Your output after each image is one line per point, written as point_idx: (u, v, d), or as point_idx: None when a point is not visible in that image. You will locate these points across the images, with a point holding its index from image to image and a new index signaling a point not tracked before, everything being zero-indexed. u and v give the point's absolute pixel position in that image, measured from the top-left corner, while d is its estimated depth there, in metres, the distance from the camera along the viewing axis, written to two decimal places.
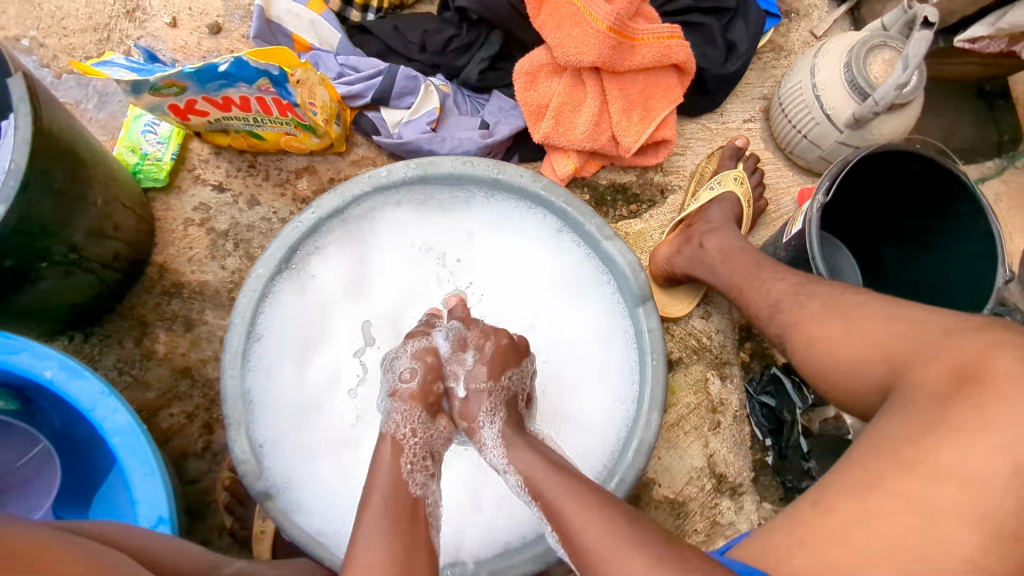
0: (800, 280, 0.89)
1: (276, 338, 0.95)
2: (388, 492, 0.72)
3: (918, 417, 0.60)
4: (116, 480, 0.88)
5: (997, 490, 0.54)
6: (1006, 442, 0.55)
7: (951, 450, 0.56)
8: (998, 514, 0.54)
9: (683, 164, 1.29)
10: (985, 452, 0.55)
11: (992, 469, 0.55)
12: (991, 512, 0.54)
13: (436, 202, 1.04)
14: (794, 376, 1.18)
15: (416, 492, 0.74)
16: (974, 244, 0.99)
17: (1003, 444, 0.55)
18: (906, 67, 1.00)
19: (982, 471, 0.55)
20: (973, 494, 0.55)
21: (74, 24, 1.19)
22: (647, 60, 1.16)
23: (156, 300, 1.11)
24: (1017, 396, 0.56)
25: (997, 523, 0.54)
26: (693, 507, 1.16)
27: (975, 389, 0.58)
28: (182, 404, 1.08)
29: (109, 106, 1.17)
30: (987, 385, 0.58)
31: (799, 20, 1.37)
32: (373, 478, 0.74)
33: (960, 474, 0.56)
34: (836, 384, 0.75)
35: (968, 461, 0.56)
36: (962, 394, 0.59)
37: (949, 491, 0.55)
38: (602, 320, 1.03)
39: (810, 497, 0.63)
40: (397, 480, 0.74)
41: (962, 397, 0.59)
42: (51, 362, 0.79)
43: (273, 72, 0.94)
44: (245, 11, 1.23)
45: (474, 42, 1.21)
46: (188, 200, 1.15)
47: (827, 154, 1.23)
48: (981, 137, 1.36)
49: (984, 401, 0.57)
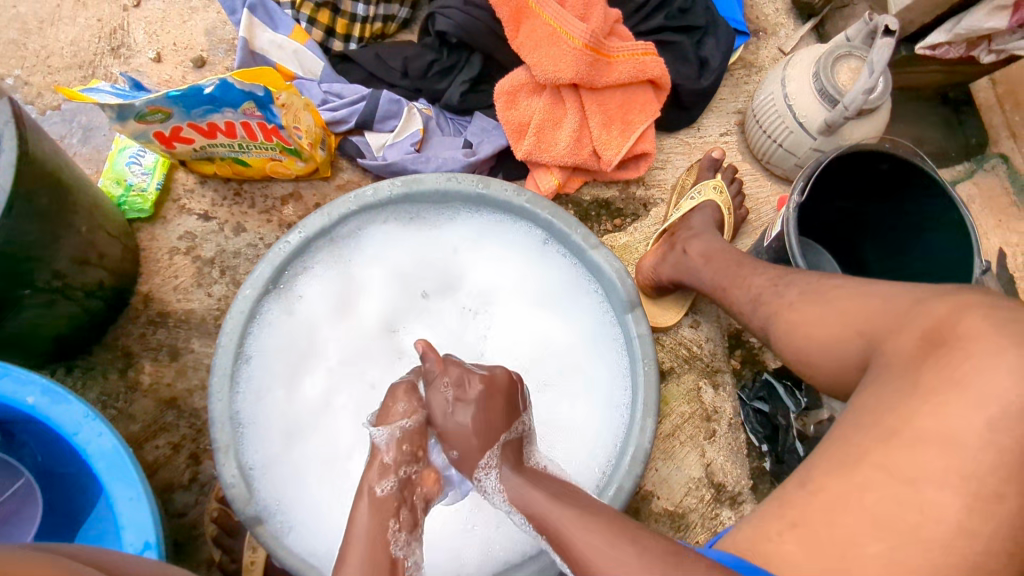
0: (779, 272, 0.91)
1: (265, 358, 0.94)
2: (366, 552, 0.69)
3: (893, 390, 0.62)
4: (102, 512, 0.85)
5: (976, 449, 0.56)
6: (979, 400, 0.57)
7: (929, 415, 0.58)
8: (980, 474, 0.55)
9: (664, 177, 1.32)
10: (961, 413, 0.57)
11: (967, 429, 0.56)
12: (975, 473, 0.55)
13: (422, 219, 1.04)
14: (786, 380, 1.18)
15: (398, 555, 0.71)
16: (949, 236, 1.01)
17: (976, 402, 0.57)
18: (872, 73, 1.03)
19: (957, 430, 0.57)
20: (953, 456, 0.56)
21: (60, 62, 1.21)
22: (623, 76, 1.20)
23: (142, 330, 1.10)
24: (984, 354, 0.58)
25: (982, 483, 0.55)
26: (694, 518, 1.14)
27: (944, 352, 0.61)
28: (169, 434, 1.05)
29: (94, 140, 1.18)
30: (956, 347, 0.60)
31: (767, 38, 1.43)
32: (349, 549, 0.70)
33: (939, 436, 0.57)
34: (821, 366, 0.77)
35: (946, 421, 0.57)
36: (934, 358, 0.61)
37: (930, 457, 0.57)
38: (590, 328, 1.03)
39: (796, 479, 0.64)
40: (376, 542, 0.70)
41: (933, 362, 0.61)
42: (33, 387, 0.77)
43: (259, 93, 0.96)
44: (229, 45, 1.25)
45: (455, 65, 1.24)
46: (174, 230, 1.15)
47: (802, 160, 1.26)
48: (949, 141, 1.40)
49: (953, 361, 0.60)
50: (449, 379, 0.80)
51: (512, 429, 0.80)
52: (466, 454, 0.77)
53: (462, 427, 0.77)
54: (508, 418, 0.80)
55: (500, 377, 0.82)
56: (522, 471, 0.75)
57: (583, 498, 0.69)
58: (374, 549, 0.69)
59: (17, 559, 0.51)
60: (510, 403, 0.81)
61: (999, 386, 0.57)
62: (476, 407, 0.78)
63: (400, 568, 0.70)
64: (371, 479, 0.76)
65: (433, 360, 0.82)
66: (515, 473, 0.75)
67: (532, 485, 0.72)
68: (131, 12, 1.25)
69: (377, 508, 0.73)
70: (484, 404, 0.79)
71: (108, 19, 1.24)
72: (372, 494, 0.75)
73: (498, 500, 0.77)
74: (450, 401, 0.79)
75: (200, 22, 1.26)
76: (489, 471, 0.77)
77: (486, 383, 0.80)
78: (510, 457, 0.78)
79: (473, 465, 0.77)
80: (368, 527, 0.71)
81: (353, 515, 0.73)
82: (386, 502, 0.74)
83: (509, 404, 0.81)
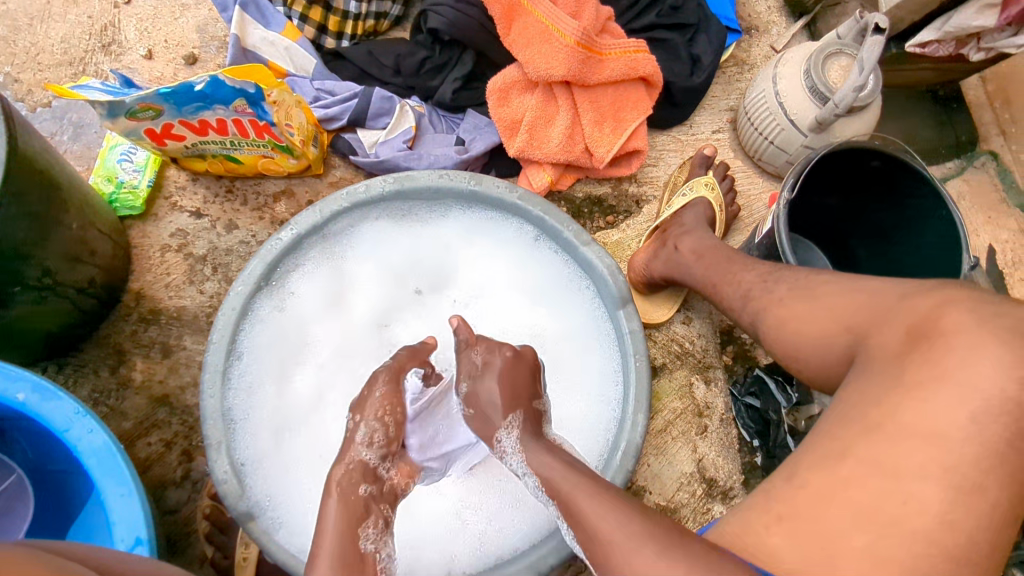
0: (769, 269, 0.91)
1: (257, 354, 0.94)
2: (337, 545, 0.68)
3: (879, 384, 0.63)
4: (93, 508, 0.85)
5: (958, 442, 0.56)
6: (962, 394, 0.58)
7: (914, 409, 0.59)
8: (963, 466, 0.56)
9: (656, 175, 1.32)
10: (945, 406, 0.58)
11: (950, 422, 0.57)
12: (957, 465, 0.56)
13: (414, 217, 1.04)
14: (777, 375, 1.18)
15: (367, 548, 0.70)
16: (939, 232, 1.02)
17: (959, 396, 0.58)
18: (862, 70, 1.04)
19: (939, 424, 0.57)
20: (936, 449, 0.57)
21: (50, 59, 1.20)
22: (615, 74, 1.20)
23: (133, 327, 1.10)
24: (969, 349, 0.59)
25: (965, 475, 0.56)
26: (686, 513, 1.14)
27: (927, 346, 0.61)
28: (161, 432, 1.05)
29: (85, 137, 1.18)
30: (939, 342, 0.61)
31: (759, 36, 1.43)
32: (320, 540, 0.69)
33: (923, 430, 0.58)
34: (810, 362, 0.77)
35: (930, 414, 0.58)
36: (918, 352, 0.62)
37: (915, 450, 0.57)
38: (581, 324, 1.03)
39: (783, 472, 0.64)
40: (346, 541, 0.69)
41: (917, 356, 0.62)
42: (24, 384, 0.77)
43: (250, 90, 0.96)
44: (220, 42, 1.25)
45: (447, 62, 1.24)
46: (165, 227, 1.15)
47: (793, 158, 1.27)
48: (939, 138, 1.41)
49: (937, 356, 0.60)
50: (480, 346, 0.86)
51: (534, 401, 0.82)
52: (489, 419, 0.79)
53: (481, 391, 0.81)
54: (530, 390, 0.82)
55: (528, 354, 0.85)
56: (542, 440, 0.76)
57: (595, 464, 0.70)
58: (343, 544, 0.68)
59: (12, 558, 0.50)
60: (534, 380, 0.84)
61: (983, 380, 0.58)
62: (498, 374, 0.81)
63: (370, 561, 0.70)
64: (338, 477, 0.75)
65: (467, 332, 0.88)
66: (535, 441, 0.75)
67: (551, 456, 0.72)
68: (122, 9, 1.25)
69: (346, 505, 0.72)
70: (508, 372, 0.82)
71: (99, 16, 1.24)
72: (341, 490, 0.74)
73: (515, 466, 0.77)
74: (477, 365, 0.84)
75: (192, 19, 1.26)
76: (513, 424, 0.78)
77: (520, 354, 0.84)
78: (531, 424, 0.79)
79: (494, 427, 0.79)
80: (336, 524, 0.70)
81: (321, 517, 0.72)
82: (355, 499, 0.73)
83: (531, 379, 0.83)
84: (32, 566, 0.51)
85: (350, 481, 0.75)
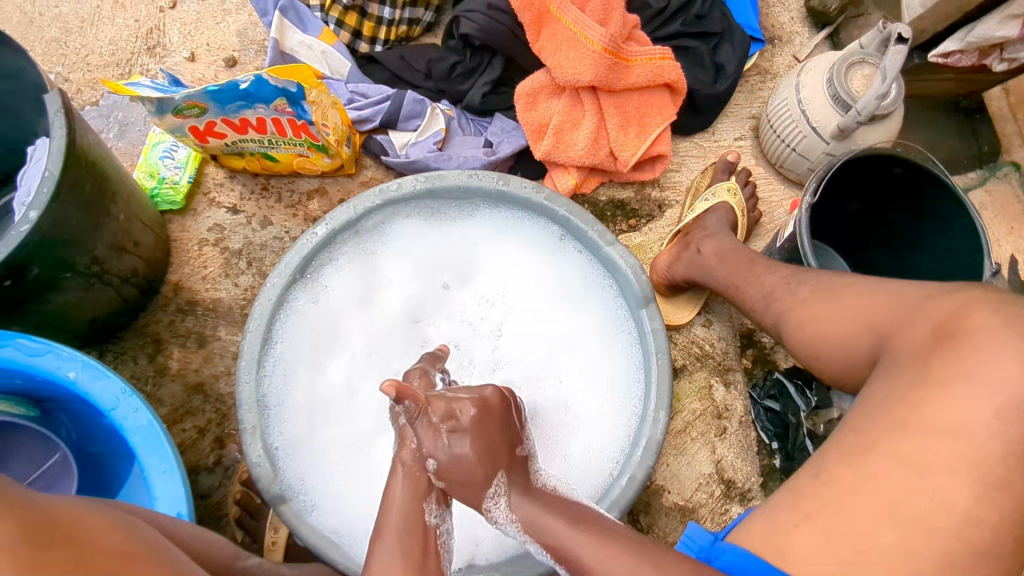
0: (792, 271, 0.93)
1: (291, 344, 0.97)
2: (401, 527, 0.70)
3: (905, 382, 0.63)
4: (135, 487, 0.88)
5: (982, 438, 0.57)
6: (986, 390, 0.59)
7: (939, 406, 0.60)
8: (988, 463, 0.57)
9: (679, 180, 1.35)
10: (968, 402, 0.59)
11: (975, 418, 0.58)
12: (983, 462, 0.57)
13: (443, 215, 1.08)
14: (797, 379, 1.20)
15: (433, 521, 0.74)
16: (961, 242, 1.03)
17: (982, 393, 0.59)
18: (884, 79, 1.06)
19: (962, 421, 0.58)
20: (960, 446, 0.58)
21: (98, 60, 1.26)
22: (640, 80, 1.23)
23: (171, 317, 1.14)
24: (992, 346, 0.60)
25: (991, 472, 0.57)
26: (703, 513, 1.15)
27: (951, 345, 0.62)
28: (195, 419, 1.09)
29: (129, 135, 1.23)
30: (964, 340, 0.62)
31: (782, 45, 1.46)
32: (385, 516, 0.72)
33: (946, 427, 0.59)
34: (831, 361, 0.79)
35: (952, 411, 0.59)
36: (942, 349, 0.63)
37: (938, 446, 0.58)
38: (604, 322, 1.05)
39: (809, 469, 0.65)
40: (411, 512, 0.72)
41: (942, 354, 0.63)
42: (74, 363, 0.81)
43: (291, 89, 1.00)
44: (259, 45, 1.30)
45: (477, 67, 1.28)
46: (203, 222, 1.19)
47: (815, 165, 1.29)
48: (963, 149, 1.43)
49: (961, 353, 0.61)
50: (438, 414, 0.74)
51: (513, 453, 0.78)
52: (470, 488, 0.73)
53: (463, 458, 0.73)
54: (506, 440, 0.78)
55: (493, 398, 0.79)
56: (532, 493, 0.75)
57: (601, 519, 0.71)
58: (407, 518, 0.72)
59: (85, 509, 0.54)
60: (505, 425, 0.79)
61: (1008, 379, 0.58)
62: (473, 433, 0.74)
63: (433, 534, 0.73)
64: (405, 456, 0.76)
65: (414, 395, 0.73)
66: (527, 499, 0.74)
67: (546, 510, 0.72)
68: (167, 13, 1.30)
69: (413, 481, 0.75)
70: (480, 430, 0.75)
71: (145, 20, 1.30)
72: (407, 466, 0.76)
73: (513, 531, 0.74)
74: (444, 433, 0.74)
75: (233, 24, 1.31)
76: None
77: None
78: (515, 479, 0.76)
79: (480, 498, 0.74)
80: (403, 498, 0.73)
81: (388, 486, 0.75)
82: (421, 476, 0.75)
83: (504, 427, 0.79)
84: (105, 518, 0.54)
85: (419, 465, 0.76)
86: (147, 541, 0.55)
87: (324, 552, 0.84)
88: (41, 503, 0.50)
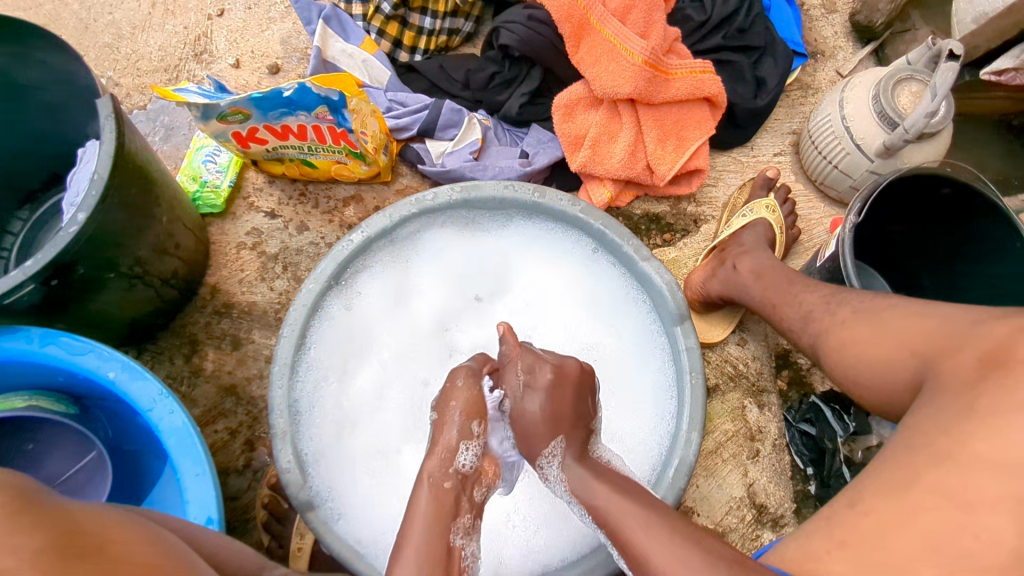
0: (832, 291, 0.90)
1: (323, 349, 0.98)
2: (425, 530, 0.69)
3: (950, 412, 0.58)
4: (167, 485, 0.90)
5: None
6: None
7: (986, 437, 0.54)
8: None
9: (716, 195, 1.32)
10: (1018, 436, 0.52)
11: None
12: None
13: (477, 225, 1.07)
14: (834, 404, 1.15)
15: (457, 542, 0.71)
16: (1011, 268, 0.99)
17: None
18: (934, 96, 1.02)
19: (1013, 454, 0.52)
20: (1011, 481, 0.51)
21: (148, 65, 1.30)
22: (680, 93, 1.22)
23: (208, 318, 1.16)
24: None
25: None
26: (734, 538, 1.12)
27: (1001, 373, 0.57)
28: (226, 420, 1.10)
29: (174, 139, 1.26)
30: (1016, 371, 0.56)
31: (825, 60, 1.43)
32: (408, 531, 0.69)
33: (996, 461, 0.52)
34: (873, 387, 0.77)
35: (1002, 443, 0.53)
36: (991, 378, 0.57)
37: (986, 481, 0.52)
38: (635, 336, 1.04)
39: (846, 499, 0.60)
40: (434, 538, 0.68)
41: (992, 384, 0.57)
42: (114, 364, 0.82)
43: (333, 97, 1.01)
44: (302, 53, 1.33)
45: (515, 78, 1.28)
46: (242, 225, 1.21)
47: (858, 183, 1.25)
48: (1011, 169, 1.38)
49: (1013, 385, 0.55)
50: (523, 364, 0.83)
51: (580, 424, 0.80)
52: (533, 437, 0.78)
53: (530, 413, 0.79)
54: (577, 411, 0.80)
55: (570, 365, 0.82)
56: (587, 462, 0.75)
57: (644, 492, 0.69)
58: (431, 540, 0.68)
59: (119, 522, 0.54)
60: (580, 398, 0.81)
61: None
62: (546, 394, 0.79)
63: (458, 556, 0.70)
64: (431, 468, 0.74)
65: (510, 341, 0.85)
66: (580, 464, 0.74)
67: (593, 475, 0.72)
68: (214, 21, 1.33)
69: (437, 497, 0.72)
70: (552, 394, 0.79)
71: (193, 27, 1.33)
72: (433, 479, 0.73)
73: (561, 488, 0.77)
74: (520, 385, 0.81)
75: (277, 32, 1.34)
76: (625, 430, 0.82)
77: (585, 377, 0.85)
78: (574, 445, 0.77)
79: (537, 452, 0.78)
80: (427, 520, 0.70)
81: (412, 501, 0.73)
82: (445, 489, 0.73)
83: (582, 395, 0.81)
84: (134, 528, 0.55)
85: (445, 470, 0.74)
86: (179, 556, 0.55)
87: (348, 561, 0.84)
88: (77, 516, 0.51)
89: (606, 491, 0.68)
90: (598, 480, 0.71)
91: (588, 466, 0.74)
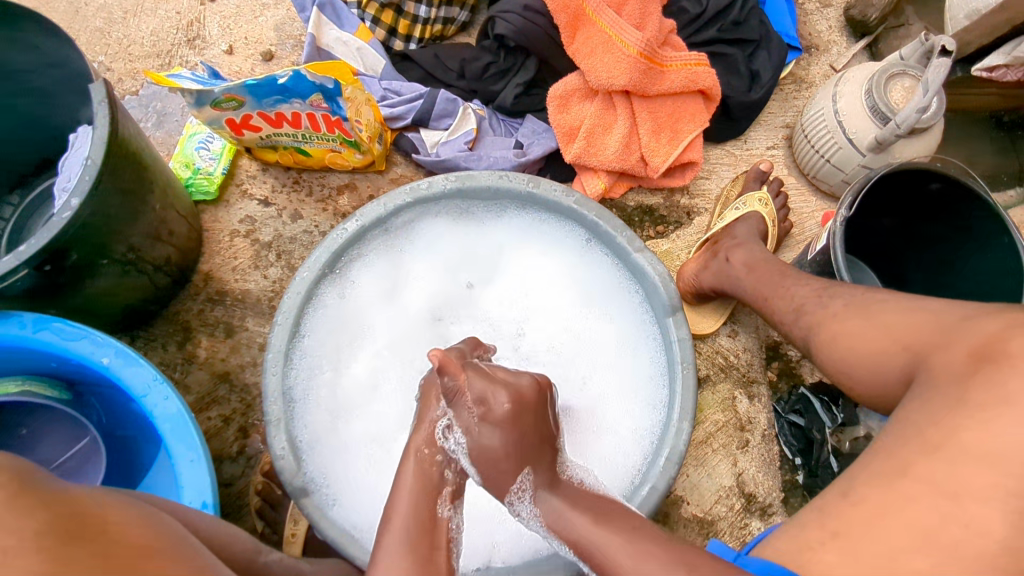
0: (824, 284, 0.92)
1: (318, 337, 0.98)
2: (411, 511, 0.69)
3: (939, 403, 0.59)
4: (162, 473, 0.90)
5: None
6: None
7: (975, 428, 0.55)
8: None
9: (709, 187, 1.33)
10: (1007, 427, 0.53)
11: (1016, 446, 0.53)
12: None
13: (471, 215, 1.08)
14: (823, 396, 1.17)
15: (444, 515, 0.71)
16: (998, 262, 1.01)
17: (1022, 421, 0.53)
18: (926, 92, 1.03)
19: (1002, 446, 0.53)
20: (996, 472, 0.53)
21: (139, 51, 1.28)
22: (675, 85, 1.22)
23: (201, 306, 1.15)
24: None
25: None
26: (722, 526, 1.14)
27: (992, 367, 0.57)
28: (220, 407, 1.10)
29: (167, 125, 1.25)
30: (1005, 365, 0.56)
31: (819, 54, 1.44)
32: (393, 505, 0.70)
33: (985, 453, 0.54)
34: (862, 382, 0.78)
35: (991, 435, 0.54)
36: (981, 371, 0.58)
37: (973, 473, 0.54)
38: (628, 326, 1.05)
39: (837, 488, 0.61)
40: (420, 511, 0.69)
41: (982, 377, 0.57)
42: (109, 349, 0.82)
43: (328, 85, 1.01)
44: (296, 40, 1.32)
45: (510, 68, 1.28)
46: (235, 213, 1.21)
47: (850, 177, 1.26)
48: (1001, 164, 1.40)
49: (1002, 378, 0.56)
50: (471, 395, 0.72)
51: (545, 445, 0.74)
52: (498, 474, 0.71)
53: (491, 449, 0.70)
54: (541, 432, 0.73)
55: (528, 389, 0.74)
56: (560, 488, 0.71)
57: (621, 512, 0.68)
58: (416, 512, 0.69)
59: (115, 503, 0.54)
60: (540, 417, 0.74)
61: None
62: (505, 427, 0.70)
63: (442, 528, 0.70)
64: (419, 442, 0.74)
65: (452, 371, 0.72)
66: (554, 493, 0.70)
67: (571, 506, 0.69)
68: (207, 6, 1.32)
69: (423, 472, 0.72)
70: (511, 424, 0.71)
71: (185, 12, 1.32)
72: (419, 454, 0.73)
73: (536, 525, 0.71)
74: (475, 419, 0.71)
75: (270, 18, 1.33)
76: None
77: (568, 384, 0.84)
78: (543, 475, 0.72)
79: (505, 490, 0.71)
80: (413, 492, 0.71)
81: (398, 475, 0.73)
82: (432, 465, 0.73)
83: (539, 416, 0.74)
84: (127, 510, 0.54)
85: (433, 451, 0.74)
86: (173, 537, 0.55)
87: (342, 548, 0.85)
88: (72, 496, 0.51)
89: (585, 525, 0.66)
90: (578, 512, 0.68)
91: (561, 492, 0.71)
